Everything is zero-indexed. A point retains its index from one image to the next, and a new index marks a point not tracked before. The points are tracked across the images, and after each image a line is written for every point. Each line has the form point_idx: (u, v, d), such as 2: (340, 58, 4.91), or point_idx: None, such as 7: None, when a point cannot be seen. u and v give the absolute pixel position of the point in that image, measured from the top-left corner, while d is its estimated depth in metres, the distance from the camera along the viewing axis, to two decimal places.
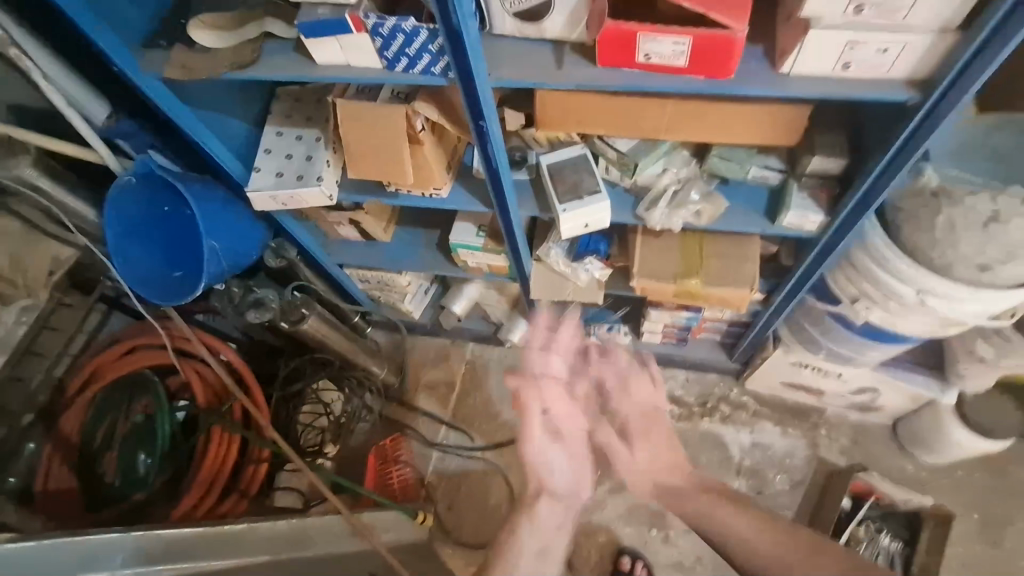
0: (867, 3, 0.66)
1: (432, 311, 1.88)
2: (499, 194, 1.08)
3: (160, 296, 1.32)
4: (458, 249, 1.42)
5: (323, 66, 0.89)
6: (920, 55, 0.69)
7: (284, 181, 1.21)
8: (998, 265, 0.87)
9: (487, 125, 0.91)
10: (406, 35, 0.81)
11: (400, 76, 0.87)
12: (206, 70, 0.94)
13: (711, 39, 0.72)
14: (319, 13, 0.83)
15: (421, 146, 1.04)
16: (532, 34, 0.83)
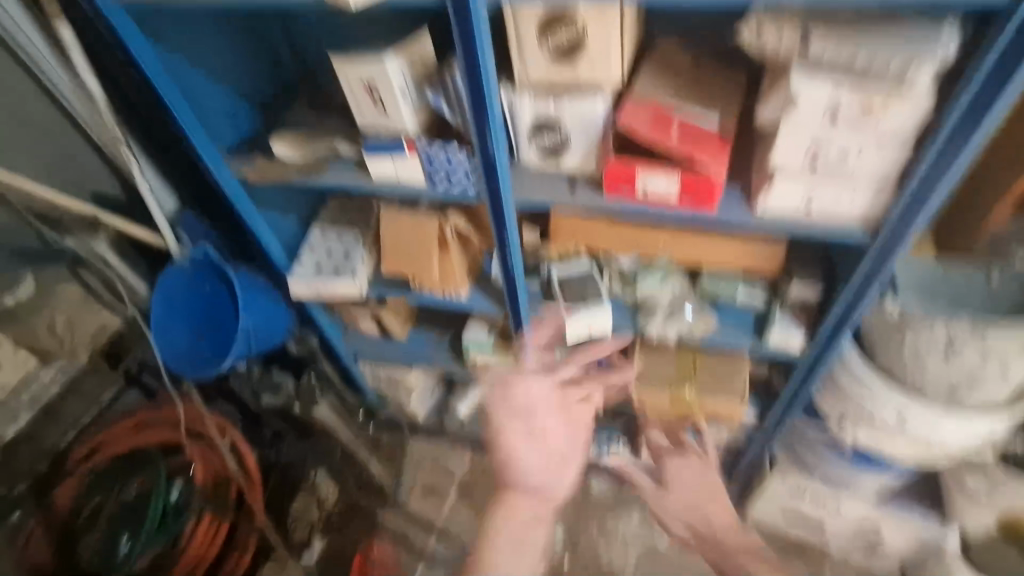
0: (821, 161, 0.82)
1: (436, 412, 1.92)
2: (512, 298, 1.21)
3: (188, 371, 1.41)
4: (469, 348, 1.51)
5: (377, 178, 1.07)
6: (867, 202, 0.84)
7: (322, 272, 1.36)
8: (964, 389, 0.94)
9: (509, 236, 1.06)
10: (451, 158, 0.99)
11: (440, 190, 1.04)
12: (281, 175, 1.13)
13: (694, 178, 0.90)
14: (382, 138, 1.01)
15: (449, 251, 1.19)
16: (551, 165, 1.02)
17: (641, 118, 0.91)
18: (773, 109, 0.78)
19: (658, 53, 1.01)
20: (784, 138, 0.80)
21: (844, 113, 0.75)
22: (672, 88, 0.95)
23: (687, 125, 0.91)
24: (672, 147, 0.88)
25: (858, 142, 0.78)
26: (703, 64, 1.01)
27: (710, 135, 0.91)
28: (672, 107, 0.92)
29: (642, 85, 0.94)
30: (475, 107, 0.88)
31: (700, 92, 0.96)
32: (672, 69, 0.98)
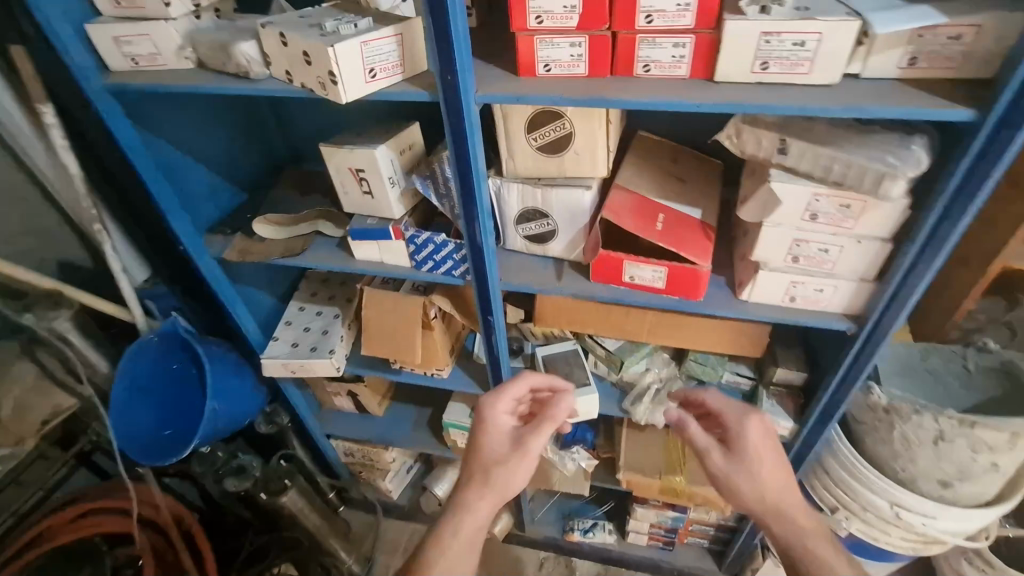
0: (802, 256, 0.83)
1: (411, 491, 1.88)
2: (496, 377, 1.18)
3: (149, 458, 1.32)
4: (450, 428, 1.46)
5: (361, 261, 1.07)
6: (848, 296, 0.85)
7: (298, 350, 1.31)
8: (957, 482, 0.93)
9: (495, 320, 1.04)
10: (436, 245, 0.97)
11: (425, 273, 1.03)
12: (259, 254, 1.10)
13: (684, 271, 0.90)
14: (367, 223, 1.01)
15: (432, 331, 1.17)
16: (537, 251, 1.03)
17: (625, 210, 0.92)
18: (754, 208, 0.80)
19: (639, 145, 1.04)
20: (766, 234, 0.82)
21: (822, 213, 0.77)
22: (653, 180, 0.98)
23: (672, 216, 0.92)
24: (656, 239, 0.89)
25: (838, 241, 0.79)
26: (680, 158, 1.05)
27: (695, 227, 0.92)
28: (656, 198, 0.94)
29: (627, 177, 0.97)
30: (464, 198, 0.88)
31: (680, 184, 0.99)
32: (653, 161, 1.02)
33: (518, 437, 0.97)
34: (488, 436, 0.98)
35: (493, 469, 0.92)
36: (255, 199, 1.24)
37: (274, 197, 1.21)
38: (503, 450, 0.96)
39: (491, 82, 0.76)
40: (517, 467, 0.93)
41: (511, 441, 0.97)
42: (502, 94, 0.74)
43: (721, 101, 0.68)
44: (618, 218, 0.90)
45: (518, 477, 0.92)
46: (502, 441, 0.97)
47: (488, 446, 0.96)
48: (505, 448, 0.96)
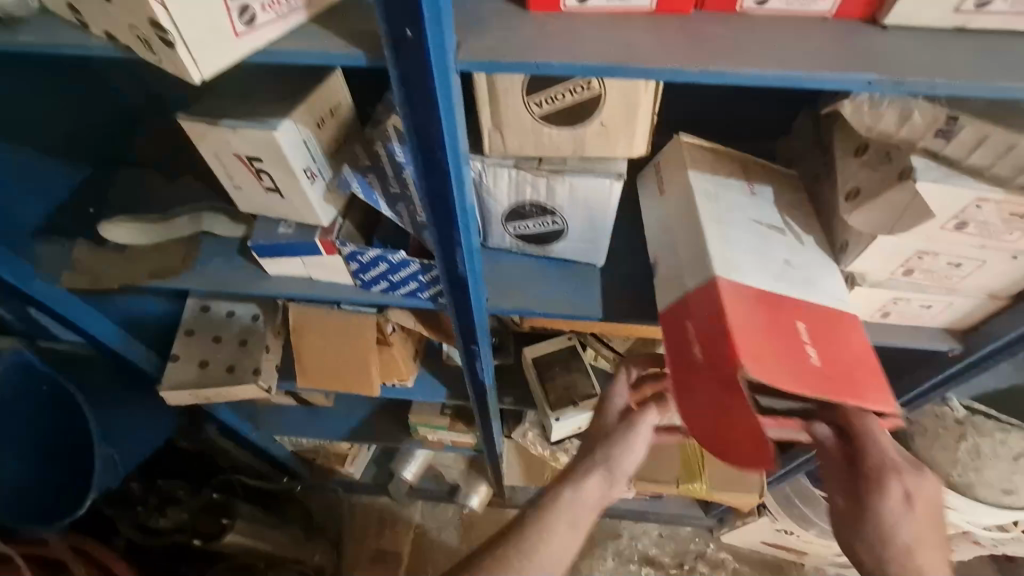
0: (919, 269, 0.60)
1: (374, 468, 1.69)
2: (481, 397, 0.92)
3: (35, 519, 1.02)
4: (418, 427, 1.24)
5: (277, 279, 0.74)
6: (961, 314, 0.64)
7: (208, 372, 0.99)
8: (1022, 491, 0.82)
9: (480, 348, 0.76)
10: (393, 265, 0.66)
11: (377, 296, 0.72)
12: (120, 277, 0.74)
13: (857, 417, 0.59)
14: (279, 233, 0.66)
15: (390, 347, 0.89)
16: (536, 252, 0.73)
17: (762, 343, 0.54)
18: (876, 215, 0.54)
19: (700, 173, 0.65)
20: (879, 245, 0.57)
21: (975, 223, 0.53)
22: (756, 247, 0.61)
23: (815, 327, 0.58)
24: (826, 394, 0.53)
25: (981, 255, 0.56)
26: (761, 182, 0.67)
27: (852, 336, 0.59)
28: (780, 292, 0.59)
29: (727, 261, 0.59)
30: (433, 210, 0.54)
31: (789, 242, 0.63)
32: (733, 204, 0.64)
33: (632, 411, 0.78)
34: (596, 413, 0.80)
35: (602, 445, 0.76)
36: (95, 177, 0.81)
37: (126, 175, 0.80)
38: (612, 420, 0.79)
39: (480, 29, 0.42)
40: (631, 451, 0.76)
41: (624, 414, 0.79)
42: (505, 60, 0.41)
43: (886, 77, 0.39)
44: (764, 369, 0.52)
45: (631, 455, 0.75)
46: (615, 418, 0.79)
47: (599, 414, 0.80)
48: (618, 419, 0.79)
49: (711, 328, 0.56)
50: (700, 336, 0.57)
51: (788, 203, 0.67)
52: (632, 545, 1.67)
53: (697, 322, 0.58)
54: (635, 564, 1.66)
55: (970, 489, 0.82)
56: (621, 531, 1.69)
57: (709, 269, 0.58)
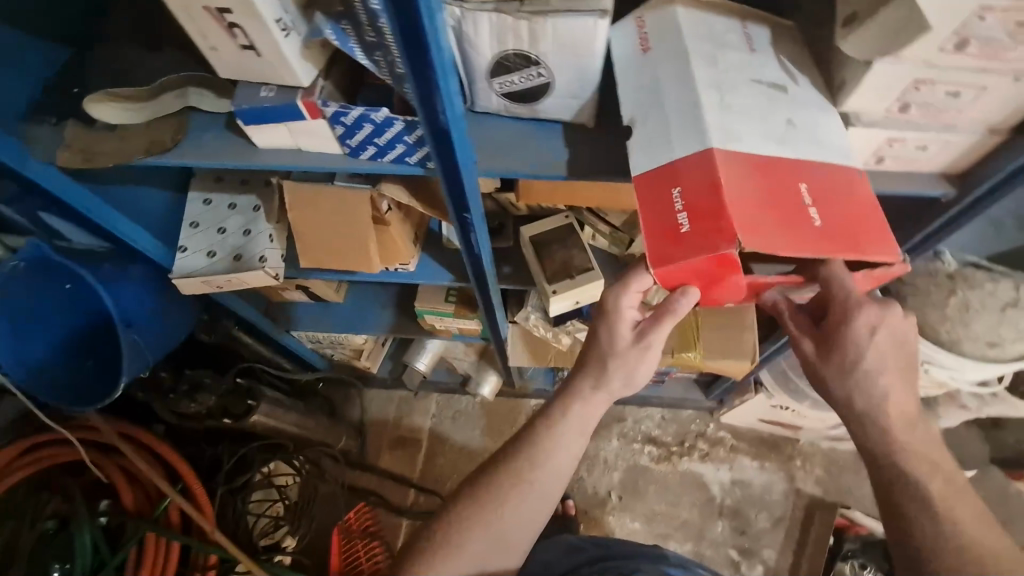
0: (915, 103, 0.58)
1: (391, 363, 1.78)
2: (479, 274, 0.95)
3: (53, 395, 1.08)
4: (426, 314, 1.28)
5: (265, 150, 0.74)
6: (960, 153, 0.62)
7: (218, 262, 1.02)
8: (1009, 343, 0.83)
9: (473, 217, 0.77)
10: (377, 126, 0.65)
11: (367, 163, 0.72)
12: (114, 155, 0.74)
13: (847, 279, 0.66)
14: (262, 97, 0.66)
15: (388, 227, 0.90)
16: (525, 113, 0.72)
17: (757, 213, 0.54)
18: (872, 37, 0.52)
19: (692, 35, 0.62)
20: (875, 76, 0.55)
21: (978, 40, 0.50)
22: (756, 107, 0.59)
23: (815, 185, 0.57)
24: (830, 252, 0.55)
25: (981, 80, 0.53)
26: (761, 39, 0.63)
27: (852, 192, 0.59)
28: (780, 154, 0.58)
29: (724, 131, 0.58)
30: (411, 59, 0.52)
31: (792, 101, 0.60)
32: (730, 64, 0.61)
33: (643, 324, 0.76)
34: (605, 321, 0.78)
35: (616, 370, 0.77)
36: (78, 56, 0.79)
37: (108, 51, 0.79)
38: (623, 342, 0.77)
39: None
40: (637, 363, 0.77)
41: (635, 327, 0.77)
42: None
43: None
44: (766, 240, 0.53)
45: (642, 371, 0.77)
46: (625, 334, 0.77)
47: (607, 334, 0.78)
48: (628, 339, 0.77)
49: (709, 203, 0.55)
50: (686, 207, 0.56)
51: (783, 47, 0.63)
52: (636, 427, 1.77)
53: (682, 191, 0.56)
54: (639, 443, 1.76)
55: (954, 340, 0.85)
56: (626, 416, 1.79)
57: (708, 139, 0.57)
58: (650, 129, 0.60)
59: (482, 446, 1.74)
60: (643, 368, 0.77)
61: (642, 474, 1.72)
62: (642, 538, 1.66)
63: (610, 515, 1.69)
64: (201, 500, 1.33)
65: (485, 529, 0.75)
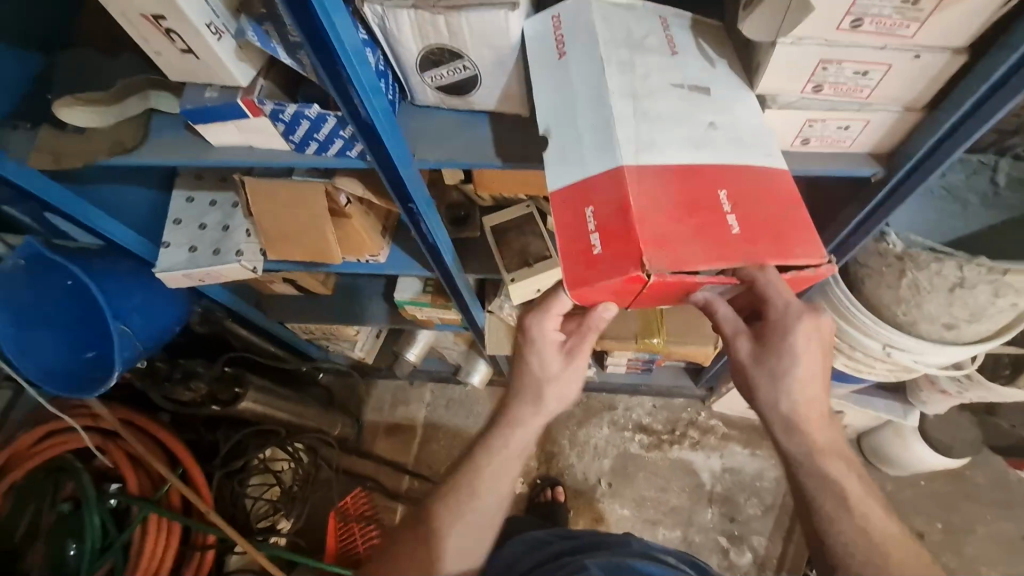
0: (827, 83, 0.58)
1: (385, 353, 1.82)
2: (441, 263, 0.99)
3: (59, 385, 1.15)
4: (405, 305, 1.32)
5: (220, 148, 0.78)
6: (882, 132, 0.62)
7: (197, 255, 1.07)
8: (964, 324, 0.82)
9: (418, 209, 0.81)
10: (312, 121, 0.68)
11: (311, 158, 0.75)
12: (82, 158, 0.79)
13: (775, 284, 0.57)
14: (206, 97, 0.70)
15: (349, 219, 0.94)
16: (459, 104, 0.74)
17: (670, 226, 0.53)
18: (767, 18, 0.52)
19: (608, 39, 0.62)
20: (779, 57, 0.55)
21: (870, 17, 0.50)
22: (674, 114, 0.59)
23: (734, 191, 0.56)
24: (750, 260, 0.53)
25: (885, 58, 0.54)
26: (682, 39, 0.64)
27: (777, 192, 0.57)
28: (697, 161, 0.57)
29: (638, 141, 0.57)
30: (319, 50, 0.56)
31: (713, 102, 0.60)
32: (648, 70, 0.61)
33: (569, 342, 0.79)
34: (532, 347, 0.80)
35: (548, 392, 0.79)
36: (51, 63, 0.84)
37: (79, 57, 0.84)
38: (555, 366, 0.79)
39: None
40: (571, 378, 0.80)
41: (562, 348, 0.79)
42: None
43: None
44: (681, 254, 0.52)
45: (573, 389, 0.81)
46: (554, 356, 0.79)
47: (536, 359, 0.80)
48: (557, 360, 0.79)
49: (620, 220, 0.53)
50: (598, 228, 0.54)
51: (704, 43, 0.64)
52: (627, 415, 1.79)
53: (594, 211, 0.55)
54: (630, 431, 1.77)
55: None
56: (617, 404, 1.80)
57: (620, 150, 0.56)
58: (569, 143, 0.59)
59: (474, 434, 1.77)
60: (573, 386, 0.80)
61: (632, 462, 1.73)
62: (630, 524, 1.67)
63: (600, 501, 1.71)
64: (199, 485, 1.40)
65: (437, 505, 0.81)
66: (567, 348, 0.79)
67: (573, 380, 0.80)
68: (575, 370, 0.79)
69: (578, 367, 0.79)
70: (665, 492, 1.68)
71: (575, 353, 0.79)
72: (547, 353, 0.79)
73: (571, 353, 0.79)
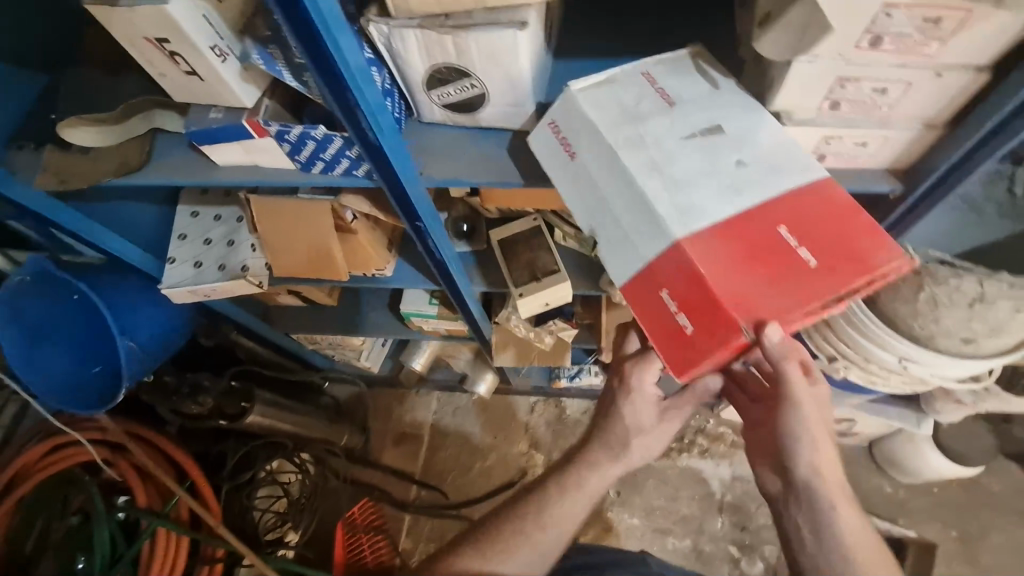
0: (844, 101, 0.57)
1: (390, 362, 1.80)
2: (448, 278, 0.98)
3: (64, 399, 1.15)
4: (411, 317, 1.30)
5: (225, 168, 0.77)
6: (900, 150, 0.61)
7: (203, 271, 1.06)
8: (983, 339, 0.80)
9: (427, 227, 0.80)
10: (318, 142, 0.67)
11: (318, 177, 0.74)
12: (89, 177, 0.79)
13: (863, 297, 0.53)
14: (211, 118, 0.69)
15: (354, 235, 0.93)
16: (466, 121, 0.73)
17: (750, 283, 0.49)
18: (782, 37, 0.51)
19: (606, 117, 0.57)
20: (796, 75, 0.54)
21: (889, 36, 0.49)
22: (699, 168, 0.54)
23: (792, 219, 0.52)
24: (841, 288, 0.49)
25: (904, 76, 0.52)
26: (674, 89, 0.60)
27: (840, 209, 0.52)
28: (744, 205, 0.52)
29: (680, 210, 0.52)
30: (326, 75, 0.56)
31: (731, 141, 0.56)
32: (655, 133, 0.56)
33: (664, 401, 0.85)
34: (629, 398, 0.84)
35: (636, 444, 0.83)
36: (54, 80, 0.84)
37: (83, 77, 0.83)
38: (648, 420, 0.84)
39: None
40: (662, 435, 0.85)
41: (656, 404, 0.85)
42: None
43: None
44: (775, 309, 0.49)
45: (656, 446, 0.85)
46: (649, 411, 0.85)
47: (630, 412, 0.84)
48: (652, 417, 0.84)
49: (703, 295, 0.49)
50: (682, 307, 0.51)
51: (693, 83, 0.61)
52: None
53: (670, 293, 0.51)
54: None
55: (929, 338, 0.83)
56: None
57: (668, 229, 0.51)
58: (615, 245, 0.56)
59: (481, 443, 1.77)
60: (660, 444, 0.86)
61: (642, 471, 1.72)
62: (640, 533, 1.66)
63: (609, 510, 1.69)
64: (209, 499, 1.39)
65: None
66: (661, 409, 0.85)
67: (656, 441, 0.85)
68: (664, 431, 0.85)
69: (665, 428, 0.85)
70: (675, 500, 1.67)
71: (670, 415, 0.84)
72: (643, 409, 0.84)
73: (665, 413, 0.84)
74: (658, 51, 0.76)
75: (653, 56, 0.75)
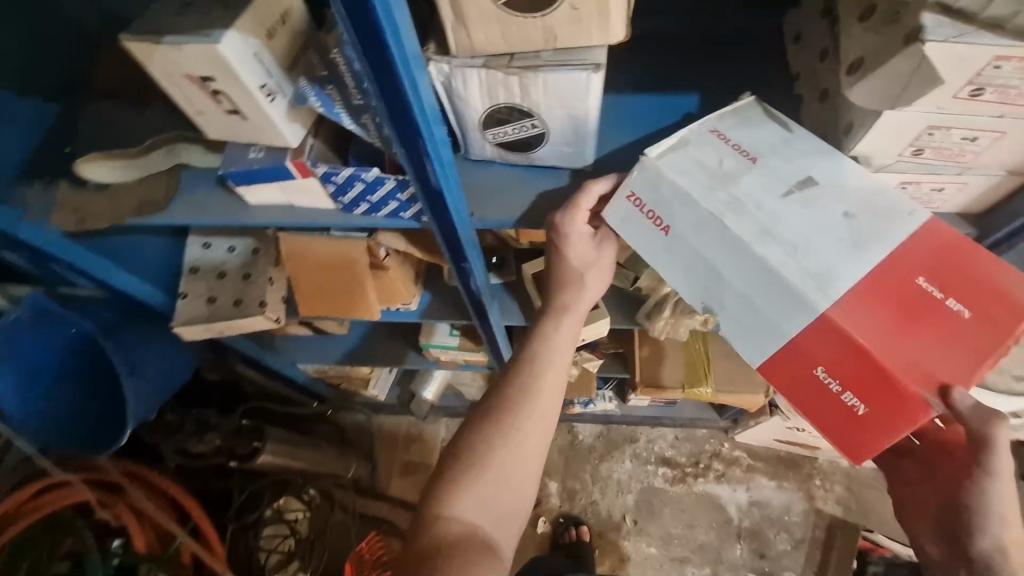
0: (928, 148, 0.55)
1: (397, 389, 1.74)
2: (482, 315, 0.94)
3: (64, 445, 1.07)
4: (430, 348, 1.26)
5: (257, 207, 0.72)
6: (979, 194, 0.60)
7: (217, 308, 1.00)
8: None
9: (471, 265, 0.76)
10: (367, 184, 0.64)
11: (360, 218, 0.70)
12: (106, 215, 0.73)
13: None
14: (250, 158, 0.65)
15: (386, 272, 0.90)
16: (519, 160, 0.69)
17: (913, 350, 0.48)
18: (880, 86, 0.49)
19: (695, 182, 0.54)
20: (885, 123, 0.52)
21: (993, 87, 0.47)
22: (811, 226, 0.52)
23: (925, 268, 0.50)
24: (1004, 333, 0.48)
25: (999, 126, 0.51)
26: (749, 142, 0.58)
27: (968, 251, 0.51)
28: (877, 263, 0.50)
29: (814, 278, 0.50)
30: (393, 117, 0.52)
31: (831, 192, 0.54)
32: (752, 194, 0.54)
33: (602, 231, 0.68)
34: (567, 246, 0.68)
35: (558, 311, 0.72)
36: (70, 111, 0.78)
37: (101, 108, 0.78)
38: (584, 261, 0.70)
39: None
40: (607, 266, 0.72)
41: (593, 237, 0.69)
42: None
43: None
44: (950, 371, 0.47)
45: (587, 292, 0.72)
46: (586, 250, 0.69)
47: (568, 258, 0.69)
48: (588, 256, 0.70)
49: (871, 376, 0.48)
50: (844, 385, 0.49)
51: (766, 133, 0.59)
52: (649, 447, 1.74)
53: (830, 372, 0.49)
54: (653, 465, 1.72)
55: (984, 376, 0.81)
56: (638, 436, 1.76)
57: (806, 301, 0.49)
58: (745, 323, 0.53)
59: None
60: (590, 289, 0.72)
61: (658, 498, 1.68)
62: (658, 563, 1.63)
63: (626, 539, 1.66)
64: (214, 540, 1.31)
65: None
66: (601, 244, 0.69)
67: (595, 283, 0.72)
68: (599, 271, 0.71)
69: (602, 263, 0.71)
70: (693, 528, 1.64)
71: (603, 247, 0.70)
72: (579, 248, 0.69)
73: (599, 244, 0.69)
74: (717, 84, 0.73)
75: (710, 90, 0.72)
